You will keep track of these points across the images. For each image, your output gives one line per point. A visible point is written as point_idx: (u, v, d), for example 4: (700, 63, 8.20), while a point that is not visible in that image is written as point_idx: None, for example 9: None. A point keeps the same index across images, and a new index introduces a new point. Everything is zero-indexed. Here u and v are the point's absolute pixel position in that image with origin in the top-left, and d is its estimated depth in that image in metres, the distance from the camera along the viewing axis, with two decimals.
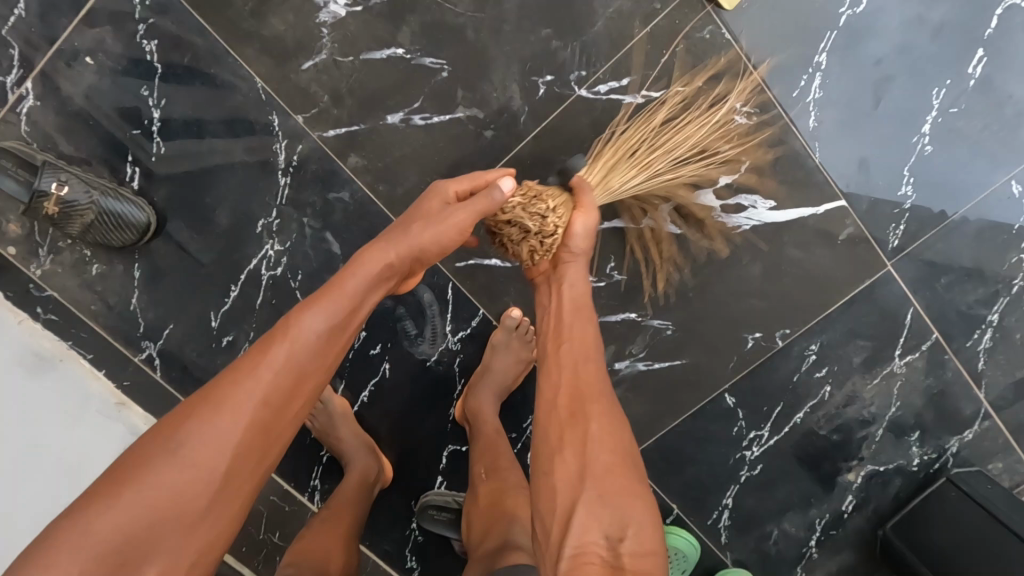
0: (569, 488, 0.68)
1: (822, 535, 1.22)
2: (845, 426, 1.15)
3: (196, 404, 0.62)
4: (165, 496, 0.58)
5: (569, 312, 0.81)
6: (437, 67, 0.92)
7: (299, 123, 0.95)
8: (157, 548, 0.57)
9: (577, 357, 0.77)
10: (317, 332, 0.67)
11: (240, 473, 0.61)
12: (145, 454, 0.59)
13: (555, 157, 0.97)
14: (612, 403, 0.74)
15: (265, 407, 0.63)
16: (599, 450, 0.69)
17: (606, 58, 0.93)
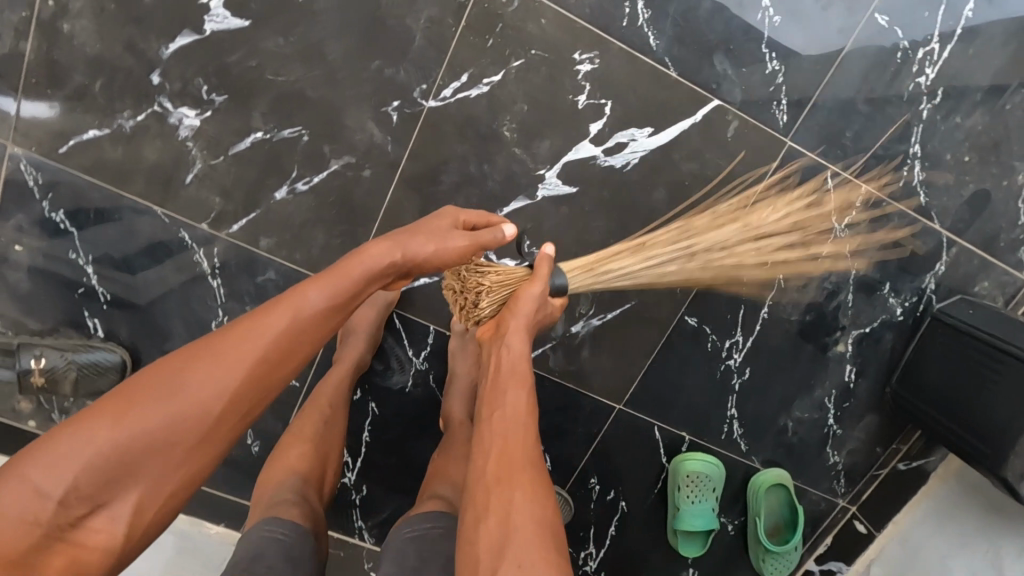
0: (492, 557, 0.66)
1: (837, 411, 1.23)
2: (814, 303, 1.16)
3: (201, 349, 0.62)
4: (154, 432, 0.57)
5: (505, 378, 0.83)
6: (296, 134, 0.99)
7: (207, 229, 1.03)
8: (133, 478, 0.57)
9: (509, 423, 0.79)
10: (318, 306, 0.69)
11: (222, 431, 0.61)
12: (141, 386, 0.58)
13: (434, 169, 1.02)
14: (540, 477, 0.74)
15: (261, 366, 0.63)
16: (523, 521, 0.68)
17: (440, 63, 0.97)
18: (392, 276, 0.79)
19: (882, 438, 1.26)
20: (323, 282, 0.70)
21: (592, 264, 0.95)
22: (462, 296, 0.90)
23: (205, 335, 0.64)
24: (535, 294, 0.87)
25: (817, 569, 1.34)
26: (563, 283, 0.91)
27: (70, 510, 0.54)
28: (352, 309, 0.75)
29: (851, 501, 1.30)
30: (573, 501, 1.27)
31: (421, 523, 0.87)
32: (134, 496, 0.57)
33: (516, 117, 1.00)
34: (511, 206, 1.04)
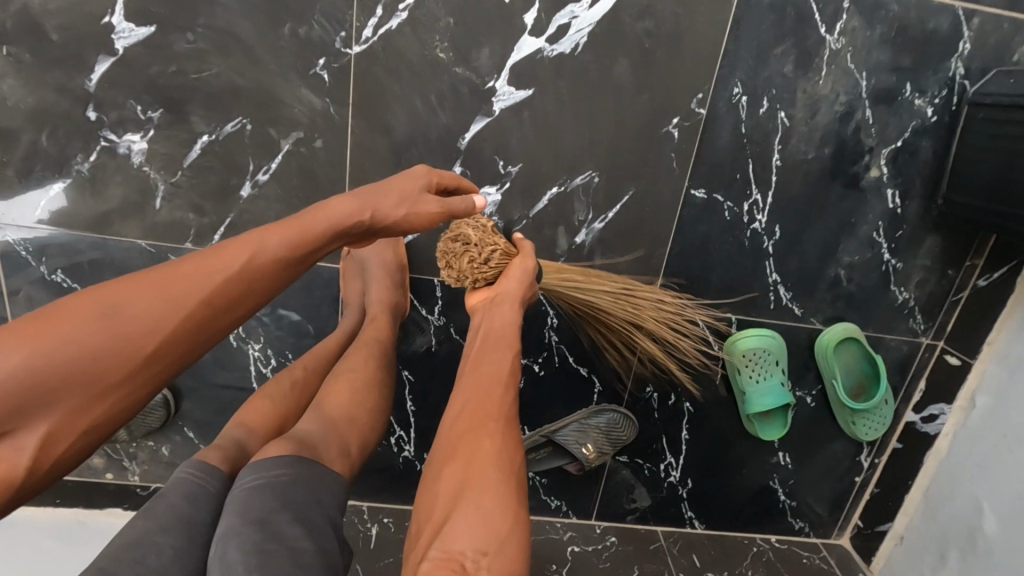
0: (452, 496, 0.73)
1: (891, 242, 1.11)
2: (830, 134, 1.04)
3: (145, 282, 0.62)
4: (78, 360, 0.57)
5: (492, 339, 0.88)
6: (239, 126, 0.97)
7: (192, 248, 1.04)
8: (49, 405, 0.56)
9: (490, 381, 0.84)
10: (277, 253, 0.70)
11: (151, 371, 0.62)
12: (76, 310, 0.58)
13: (382, 118, 0.98)
14: (510, 435, 0.80)
15: (203, 308, 0.64)
16: (483, 475, 0.74)
17: (350, 4, 0.91)
18: (356, 235, 0.78)
19: (952, 258, 1.13)
20: (280, 229, 0.71)
21: (560, 269, 1.03)
22: (477, 249, 0.90)
23: (156, 269, 0.64)
24: (523, 271, 0.92)
25: (918, 419, 1.24)
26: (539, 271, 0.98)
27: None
28: (308, 264, 0.75)
29: (935, 338, 1.19)
30: (635, 417, 1.22)
31: (269, 470, 0.72)
32: (47, 419, 0.57)
33: (446, 35, 0.94)
34: (471, 130, 0.99)
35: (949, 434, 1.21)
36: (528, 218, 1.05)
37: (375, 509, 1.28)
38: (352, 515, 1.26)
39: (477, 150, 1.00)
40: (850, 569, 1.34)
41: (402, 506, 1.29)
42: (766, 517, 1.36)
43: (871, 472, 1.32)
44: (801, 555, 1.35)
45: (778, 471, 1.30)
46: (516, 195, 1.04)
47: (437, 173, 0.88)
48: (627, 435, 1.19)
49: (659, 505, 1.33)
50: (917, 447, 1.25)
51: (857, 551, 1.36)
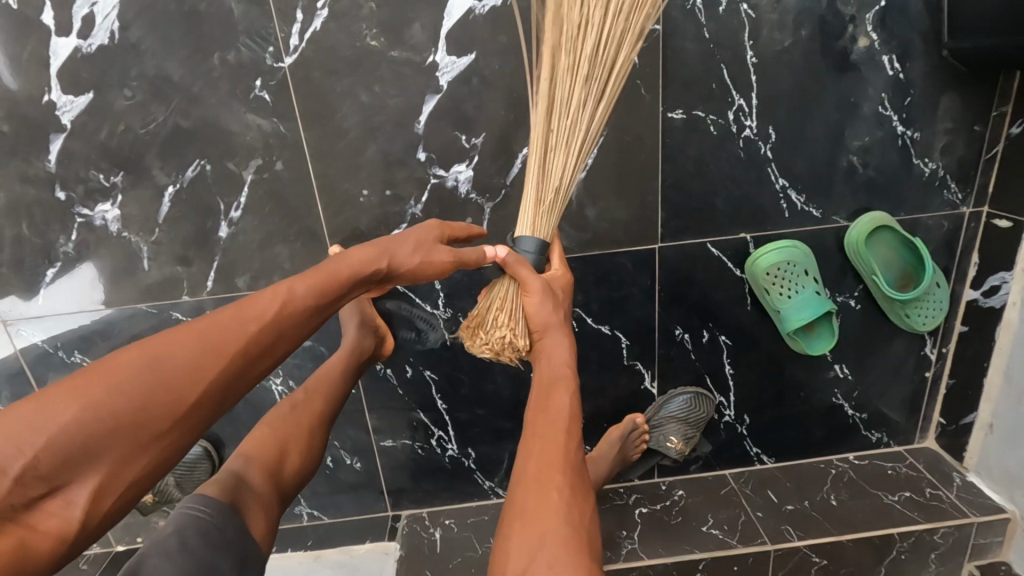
0: (523, 553, 0.68)
1: (903, 112, 1.01)
2: (805, 14, 0.94)
3: (184, 332, 0.60)
4: (125, 412, 0.54)
5: (548, 385, 0.85)
6: (199, 168, 0.96)
7: (190, 299, 1.04)
8: (96, 458, 0.52)
9: (552, 428, 0.80)
10: (305, 302, 0.69)
11: (193, 421, 0.58)
12: (122, 361, 0.56)
13: (333, 124, 0.95)
14: (577, 483, 0.75)
15: (241, 357, 0.62)
16: (551, 526, 0.69)
17: (270, 16, 0.88)
18: (376, 280, 0.80)
19: (976, 112, 1.02)
20: (305, 278, 0.71)
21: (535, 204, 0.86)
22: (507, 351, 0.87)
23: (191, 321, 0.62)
24: (540, 300, 0.85)
25: (980, 295, 1.13)
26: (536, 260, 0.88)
27: (28, 490, 0.49)
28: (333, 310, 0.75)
29: (979, 203, 1.08)
30: (709, 391, 1.20)
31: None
32: (95, 475, 0.52)
33: (373, 21, 0.90)
34: (425, 111, 0.95)
35: (1017, 304, 1.09)
36: (507, 187, 1.01)
37: (435, 514, 1.27)
38: (414, 524, 1.25)
39: (437, 130, 0.96)
40: (943, 471, 1.23)
41: (461, 505, 1.28)
42: (837, 436, 1.28)
43: (942, 365, 1.22)
44: (885, 467, 1.26)
45: (839, 385, 1.22)
46: (488, 165, 0.99)
47: (450, 225, 0.89)
48: (706, 413, 1.19)
49: (720, 448, 1.27)
50: (987, 326, 1.13)
51: (947, 451, 1.26)
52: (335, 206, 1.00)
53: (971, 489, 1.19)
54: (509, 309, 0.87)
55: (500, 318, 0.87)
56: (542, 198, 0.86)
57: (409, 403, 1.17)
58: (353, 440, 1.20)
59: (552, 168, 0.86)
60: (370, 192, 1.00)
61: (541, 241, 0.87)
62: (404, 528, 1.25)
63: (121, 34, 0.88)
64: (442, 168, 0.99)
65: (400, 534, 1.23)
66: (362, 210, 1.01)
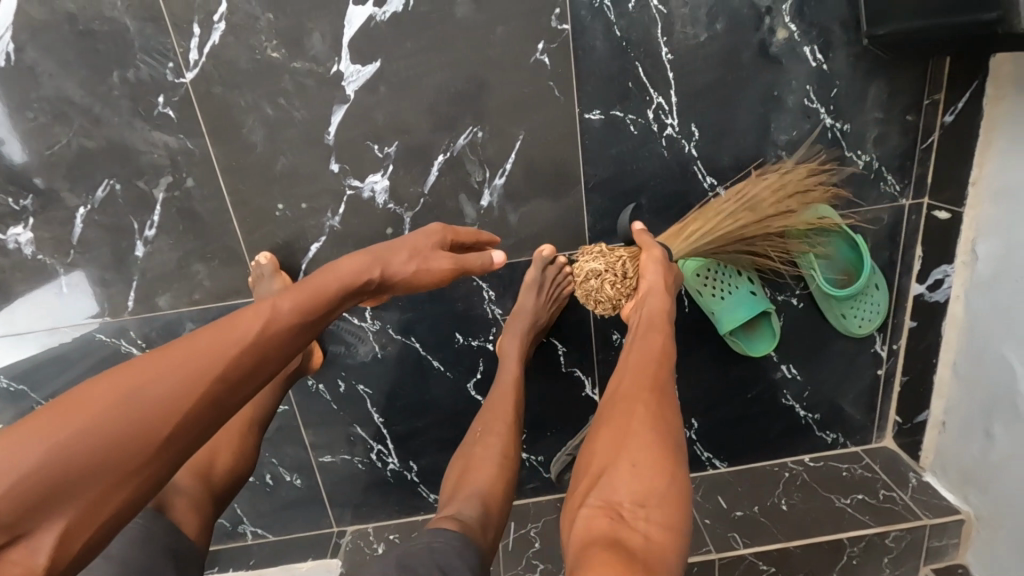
0: (608, 455, 0.75)
1: (830, 104, 0.97)
2: (719, 7, 0.91)
3: (160, 357, 0.54)
4: (98, 449, 0.47)
5: (645, 325, 0.86)
6: (110, 188, 0.95)
7: (112, 320, 1.03)
8: (65, 500, 0.46)
9: (643, 360, 0.82)
10: (293, 319, 0.63)
11: (175, 451, 0.52)
12: (96, 392, 0.50)
13: (241, 138, 0.93)
14: (665, 403, 0.77)
15: (230, 375, 0.55)
16: (639, 442, 0.73)
17: (166, 31, 0.87)
18: (366, 292, 0.76)
19: (908, 100, 0.98)
20: (291, 295, 0.64)
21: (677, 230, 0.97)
22: (611, 277, 0.92)
23: (171, 342, 0.55)
24: (655, 260, 0.89)
25: (925, 289, 1.09)
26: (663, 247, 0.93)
27: None
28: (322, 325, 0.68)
29: (917, 195, 1.04)
30: None
31: (440, 538, 0.80)
32: (65, 518, 0.46)
33: (272, 32, 0.88)
34: (334, 122, 0.93)
35: (960, 297, 1.04)
36: (425, 195, 0.99)
37: (380, 529, 1.25)
38: (358, 540, 1.23)
39: (347, 140, 0.94)
40: (899, 471, 1.20)
41: (406, 519, 1.25)
42: (790, 438, 1.24)
43: (894, 362, 1.18)
44: (840, 468, 1.22)
45: (787, 386, 1.19)
46: (403, 174, 0.97)
47: (452, 230, 0.89)
48: None
49: None
50: (934, 321, 1.09)
51: (904, 451, 1.22)
52: (251, 222, 0.99)
53: (926, 490, 1.15)
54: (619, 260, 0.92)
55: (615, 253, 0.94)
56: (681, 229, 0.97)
57: (344, 418, 1.15)
58: (291, 457, 1.18)
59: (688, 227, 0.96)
60: (285, 207, 0.98)
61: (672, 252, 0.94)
62: (348, 545, 1.23)
63: (17, 56, 0.87)
64: (356, 179, 0.97)
65: (343, 550, 1.21)
66: (279, 225, 0.99)
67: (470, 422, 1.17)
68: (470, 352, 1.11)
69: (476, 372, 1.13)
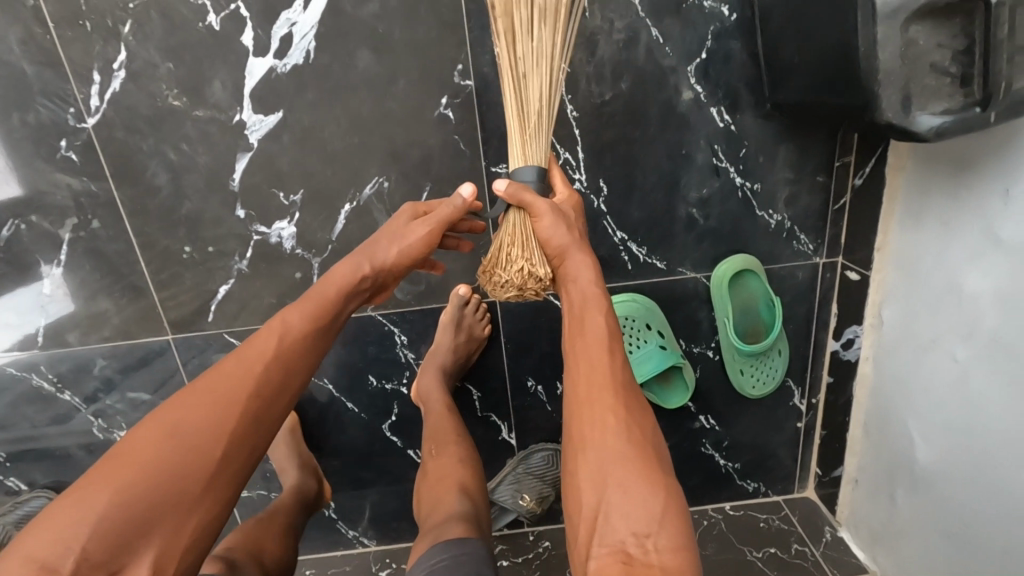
0: (594, 483, 0.66)
1: (739, 164, 0.97)
2: (624, 66, 0.91)
3: (191, 394, 0.67)
4: (159, 486, 0.61)
5: (577, 311, 0.75)
6: (14, 227, 0.95)
7: (22, 354, 1.04)
8: (149, 531, 0.61)
9: (591, 357, 0.72)
10: (301, 330, 0.74)
11: (229, 475, 0.66)
12: (141, 440, 0.63)
13: (146, 183, 0.93)
14: (631, 404, 0.70)
15: (259, 396, 0.68)
16: (624, 461, 0.66)
17: (66, 77, 0.87)
18: (367, 290, 0.80)
19: (817, 162, 0.98)
20: (297, 307, 0.75)
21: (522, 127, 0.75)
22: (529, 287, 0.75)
23: (200, 376, 0.69)
24: (551, 224, 0.74)
25: (839, 347, 1.09)
26: (531, 178, 0.75)
27: None
28: (331, 332, 0.78)
29: (831, 254, 1.04)
30: None
31: (465, 546, 0.79)
32: (153, 541, 0.61)
33: (172, 80, 0.88)
34: (238, 169, 0.93)
35: (869, 358, 1.04)
36: (332, 242, 0.98)
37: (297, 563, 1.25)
38: None
39: (253, 188, 0.95)
40: (815, 525, 1.20)
41: (324, 554, 1.26)
42: (710, 486, 1.23)
43: (813, 415, 1.18)
44: (757, 519, 1.22)
45: (706, 436, 1.18)
46: (310, 221, 0.97)
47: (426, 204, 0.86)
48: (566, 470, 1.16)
49: None
50: (847, 378, 1.09)
51: (824, 503, 1.22)
52: (159, 263, 0.99)
53: (838, 546, 1.15)
54: (523, 239, 0.76)
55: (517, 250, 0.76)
56: (526, 125, 0.75)
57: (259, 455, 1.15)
58: None
59: (530, 86, 0.74)
60: (192, 249, 0.98)
61: (539, 170, 0.75)
62: None
63: None
64: (263, 225, 0.97)
65: None
66: (186, 267, 0.99)
67: (386, 461, 1.17)
68: (384, 394, 1.12)
69: (391, 414, 1.13)
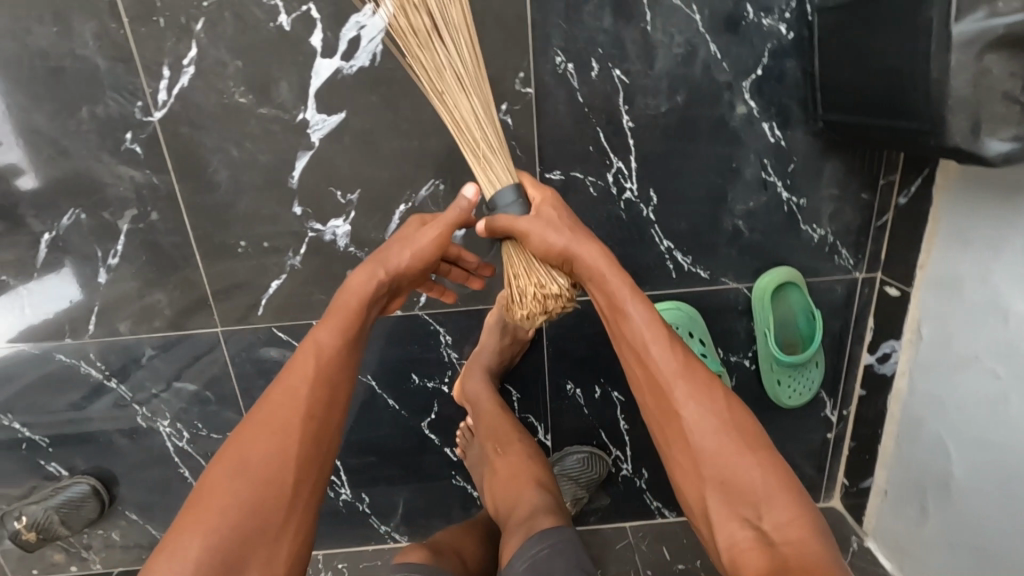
0: (694, 480, 0.69)
1: (787, 178, 0.99)
2: (680, 79, 0.93)
3: (247, 431, 0.69)
4: (243, 520, 0.64)
5: (613, 306, 0.75)
6: (74, 217, 0.97)
7: (73, 342, 1.05)
8: (246, 563, 0.63)
9: (646, 355, 0.73)
10: (334, 346, 0.74)
11: (304, 493, 0.68)
12: (215, 482, 0.66)
13: (206, 178, 0.95)
14: (704, 391, 0.70)
15: (310, 415, 0.70)
16: (716, 453, 0.68)
17: (136, 71, 0.89)
18: (387, 293, 0.80)
19: (863, 179, 1.00)
20: (324, 325, 0.76)
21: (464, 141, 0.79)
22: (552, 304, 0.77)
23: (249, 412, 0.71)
24: (544, 235, 0.74)
25: (875, 360, 1.11)
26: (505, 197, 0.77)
27: None
28: (365, 341, 0.79)
29: (871, 270, 1.06)
30: (608, 451, 1.19)
31: (555, 535, 0.84)
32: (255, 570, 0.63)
33: (239, 78, 0.90)
34: (298, 167, 0.95)
35: (906, 372, 1.06)
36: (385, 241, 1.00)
37: (330, 556, 1.27)
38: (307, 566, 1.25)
39: (311, 186, 0.96)
40: (841, 534, 1.21)
41: (356, 547, 1.27)
42: None
43: (844, 426, 1.20)
44: None
45: None
46: (364, 220, 0.99)
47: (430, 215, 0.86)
48: (600, 473, 1.17)
49: (619, 501, 1.25)
50: (881, 391, 1.11)
51: (850, 513, 1.24)
52: (213, 257, 1.00)
53: (866, 555, 1.17)
54: (524, 266, 0.78)
55: (523, 277, 0.78)
56: (477, 148, 0.79)
57: None
58: None
59: (469, 124, 0.78)
60: (247, 244, 0.99)
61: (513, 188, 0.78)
62: None
63: None
64: (319, 222, 0.99)
65: None
66: (240, 261, 1.01)
67: (423, 458, 1.19)
68: (425, 392, 1.13)
69: (430, 412, 1.15)
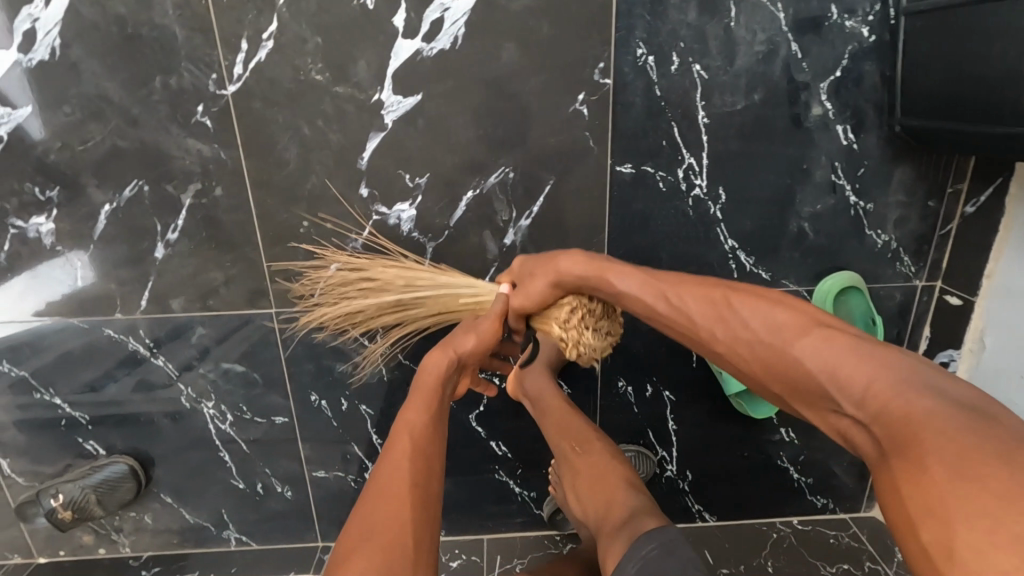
0: (786, 401, 0.65)
1: (856, 183, 0.99)
2: (758, 78, 0.93)
3: (362, 505, 0.67)
4: None
5: (602, 280, 0.81)
6: (137, 189, 0.95)
7: (123, 318, 1.03)
8: None
9: (669, 314, 0.75)
10: (423, 421, 0.77)
11: (425, 549, 0.64)
12: (342, 554, 0.62)
13: (275, 155, 0.94)
14: (735, 317, 0.68)
15: (416, 479, 0.70)
16: (775, 362, 0.64)
17: (214, 43, 0.87)
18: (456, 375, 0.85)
19: (931, 187, 1.00)
20: (407, 407, 0.79)
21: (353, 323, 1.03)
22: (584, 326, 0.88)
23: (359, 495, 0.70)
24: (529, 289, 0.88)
25: None
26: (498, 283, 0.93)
27: None
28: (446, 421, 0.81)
29: (931, 278, 1.06)
30: (654, 451, 1.18)
31: (665, 532, 0.82)
32: None
33: (318, 55, 0.89)
34: (368, 149, 0.94)
35: None
36: (450, 228, 0.99)
37: None
38: None
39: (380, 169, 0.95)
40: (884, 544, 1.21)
41: None
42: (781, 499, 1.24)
43: None
44: (827, 535, 1.23)
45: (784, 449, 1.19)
46: (431, 205, 0.98)
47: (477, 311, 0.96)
48: (647, 472, 1.16)
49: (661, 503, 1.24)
50: None
51: None
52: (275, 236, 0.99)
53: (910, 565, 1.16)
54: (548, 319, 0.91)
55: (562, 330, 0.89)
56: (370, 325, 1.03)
57: (342, 437, 1.15)
58: (284, 468, 1.18)
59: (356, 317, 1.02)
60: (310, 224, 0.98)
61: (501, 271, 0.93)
62: None
63: (62, 51, 0.87)
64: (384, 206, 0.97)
65: None
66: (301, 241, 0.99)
67: (467, 451, 1.17)
68: None
69: (479, 404, 1.13)
